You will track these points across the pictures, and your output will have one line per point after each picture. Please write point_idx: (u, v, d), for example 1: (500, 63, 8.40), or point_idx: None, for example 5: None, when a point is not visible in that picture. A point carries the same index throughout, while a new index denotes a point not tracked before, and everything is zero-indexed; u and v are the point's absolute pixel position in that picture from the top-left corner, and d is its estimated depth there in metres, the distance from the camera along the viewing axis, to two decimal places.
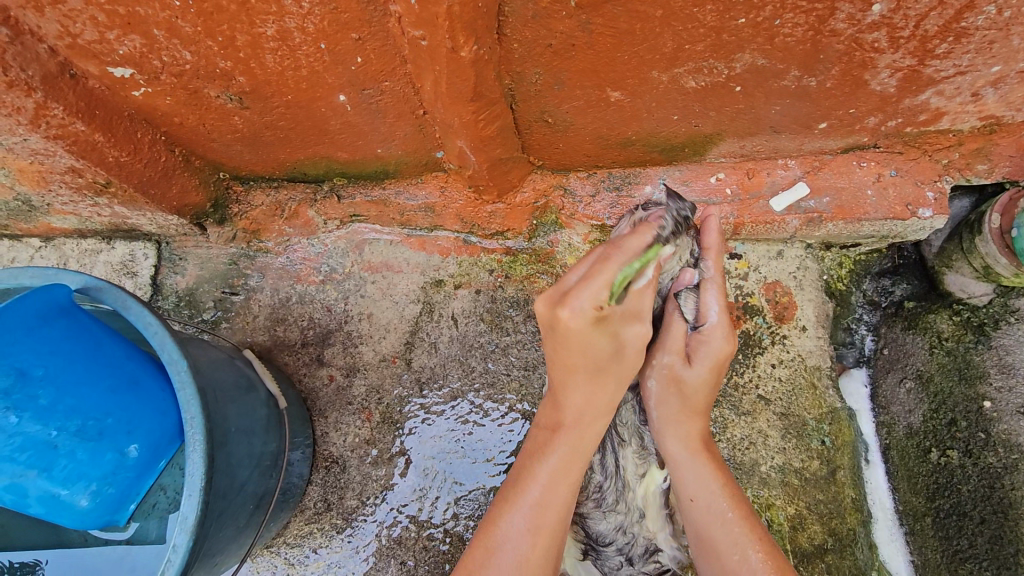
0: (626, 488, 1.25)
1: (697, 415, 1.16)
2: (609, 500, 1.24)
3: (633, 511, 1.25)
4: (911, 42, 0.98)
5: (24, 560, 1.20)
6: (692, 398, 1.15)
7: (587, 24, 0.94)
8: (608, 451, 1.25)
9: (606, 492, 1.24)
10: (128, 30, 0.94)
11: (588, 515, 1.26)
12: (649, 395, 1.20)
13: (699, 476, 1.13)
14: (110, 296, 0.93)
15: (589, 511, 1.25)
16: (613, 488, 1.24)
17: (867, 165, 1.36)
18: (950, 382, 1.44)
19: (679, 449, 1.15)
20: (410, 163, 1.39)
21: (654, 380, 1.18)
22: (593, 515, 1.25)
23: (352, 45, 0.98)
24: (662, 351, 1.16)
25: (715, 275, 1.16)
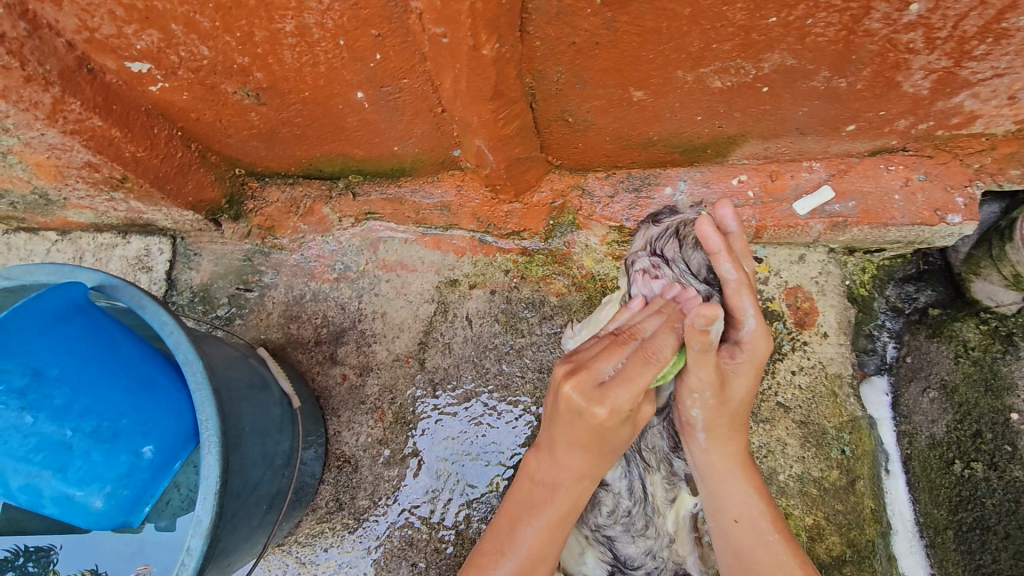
0: (655, 512, 1.21)
1: (737, 430, 1.13)
2: (638, 525, 1.19)
3: (663, 535, 1.22)
4: (948, 43, 0.94)
5: (38, 544, 1.19)
6: (737, 410, 1.11)
7: (612, 22, 0.92)
8: (635, 475, 1.20)
9: (635, 517, 1.19)
10: (145, 25, 0.92)
11: (617, 538, 1.20)
12: (693, 421, 1.12)
13: (739, 494, 1.11)
14: (125, 294, 0.93)
15: (617, 535, 1.20)
16: (641, 513, 1.20)
17: (895, 168, 1.32)
18: (976, 394, 1.43)
19: (721, 468, 1.12)
20: (427, 161, 1.37)
21: (699, 410, 1.10)
22: (621, 539, 1.20)
23: (371, 41, 0.96)
24: (698, 376, 1.04)
25: (737, 276, 1.04)
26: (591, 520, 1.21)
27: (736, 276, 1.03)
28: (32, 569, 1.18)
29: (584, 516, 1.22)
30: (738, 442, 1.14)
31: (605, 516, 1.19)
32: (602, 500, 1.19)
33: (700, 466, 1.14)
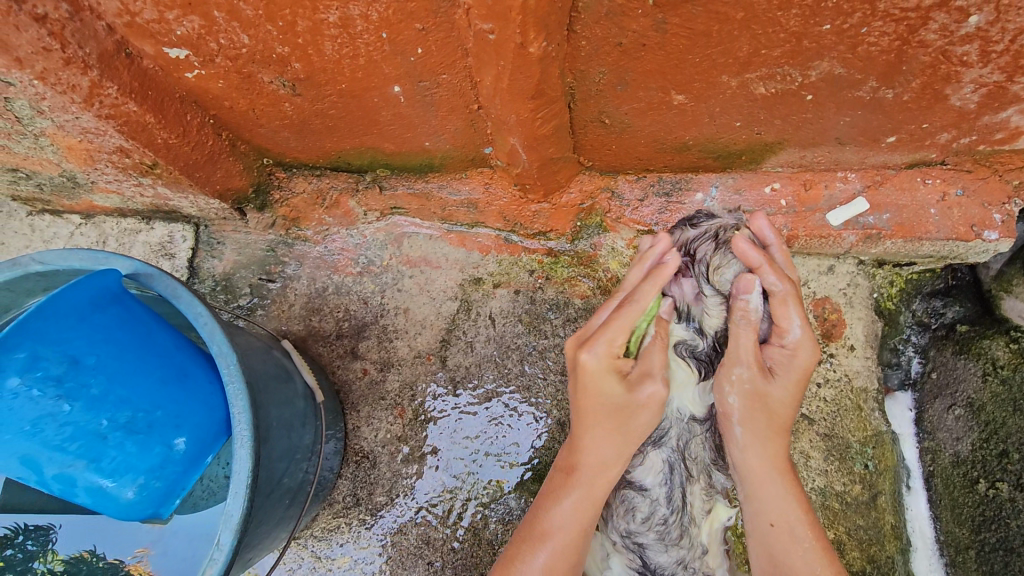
0: (691, 523, 1.19)
1: (778, 432, 1.11)
2: (673, 534, 1.18)
3: (696, 546, 1.20)
4: (1003, 57, 0.92)
5: (39, 523, 1.19)
6: (775, 413, 1.10)
7: (662, 24, 0.90)
8: (676, 485, 1.18)
9: (671, 527, 1.17)
10: (188, 11, 0.91)
11: (648, 546, 1.18)
12: (728, 412, 1.12)
13: (776, 498, 1.09)
14: (160, 283, 0.92)
15: (649, 542, 1.18)
16: (678, 523, 1.18)
17: (932, 182, 1.30)
18: (1003, 412, 1.36)
19: (760, 470, 1.10)
20: (456, 157, 1.35)
21: (735, 397, 1.10)
22: (653, 547, 1.18)
23: (414, 35, 0.95)
24: (737, 365, 1.08)
25: (782, 287, 1.06)
26: (622, 526, 1.20)
27: (782, 285, 1.05)
28: (30, 546, 1.18)
29: (615, 521, 1.21)
30: (780, 444, 1.12)
31: (639, 522, 1.18)
32: (637, 505, 1.18)
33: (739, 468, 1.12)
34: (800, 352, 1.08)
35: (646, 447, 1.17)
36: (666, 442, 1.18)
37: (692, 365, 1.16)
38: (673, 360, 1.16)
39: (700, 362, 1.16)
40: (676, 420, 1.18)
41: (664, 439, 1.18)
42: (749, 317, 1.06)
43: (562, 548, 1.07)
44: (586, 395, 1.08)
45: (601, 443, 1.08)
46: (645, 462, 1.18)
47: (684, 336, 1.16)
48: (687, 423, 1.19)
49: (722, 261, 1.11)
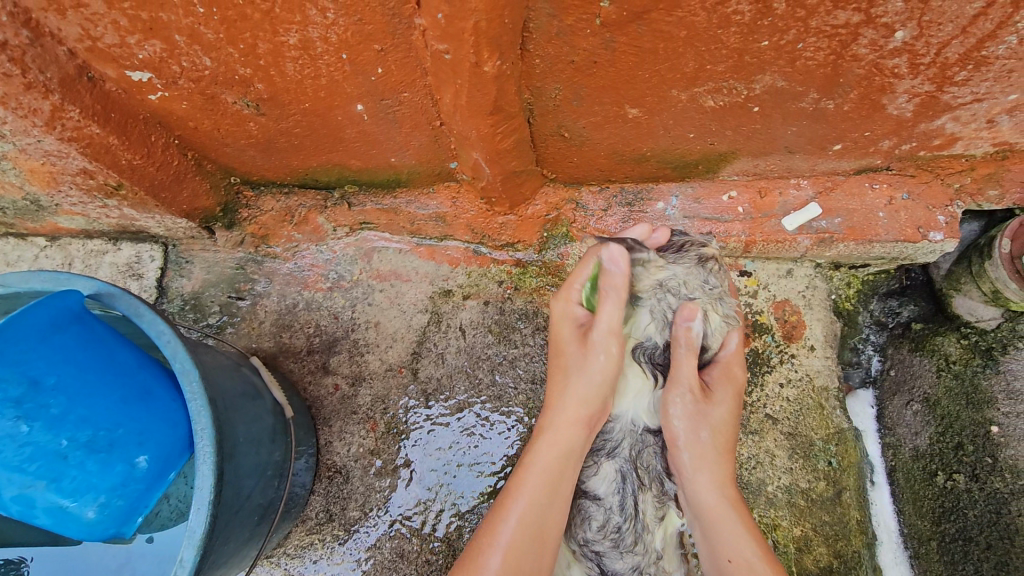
0: (645, 529, 1.19)
1: (723, 459, 1.19)
2: (628, 541, 1.17)
3: (651, 552, 1.20)
4: (931, 69, 0.98)
5: (9, 557, 1.17)
6: (718, 434, 1.20)
7: (611, 42, 0.94)
8: (629, 493, 1.19)
9: (624, 534, 1.17)
10: (149, 35, 0.93)
11: (605, 554, 1.18)
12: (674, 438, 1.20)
13: (733, 537, 1.12)
14: (121, 303, 0.92)
15: (605, 551, 1.18)
16: (631, 530, 1.18)
17: (879, 186, 1.36)
18: (957, 407, 1.42)
19: (715, 505, 1.15)
20: (422, 172, 1.39)
21: (679, 420, 1.19)
22: (609, 555, 1.18)
23: (373, 56, 0.98)
24: (681, 386, 1.20)
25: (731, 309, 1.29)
26: (580, 535, 1.20)
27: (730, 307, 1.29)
28: None
29: (573, 530, 1.21)
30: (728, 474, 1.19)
31: (594, 531, 1.18)
32: (592, 514, 1.19)
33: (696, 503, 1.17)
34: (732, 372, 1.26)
35: (598, 457, 1.22)
36: (619, 451, 1.21)
37: (648, 369, 1.23)
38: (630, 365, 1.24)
39: (654, 364, 1.24)
40: (630, 431, 1.23)
41: (616, 450, 1.22)
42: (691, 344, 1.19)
43: (529, 516, 1.07)
44: (554, 360, 1.24)
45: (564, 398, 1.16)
46: (598, 471, 1.21)
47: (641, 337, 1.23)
48: (640, 433, 1.24)
49: (662, 269, 1.20)
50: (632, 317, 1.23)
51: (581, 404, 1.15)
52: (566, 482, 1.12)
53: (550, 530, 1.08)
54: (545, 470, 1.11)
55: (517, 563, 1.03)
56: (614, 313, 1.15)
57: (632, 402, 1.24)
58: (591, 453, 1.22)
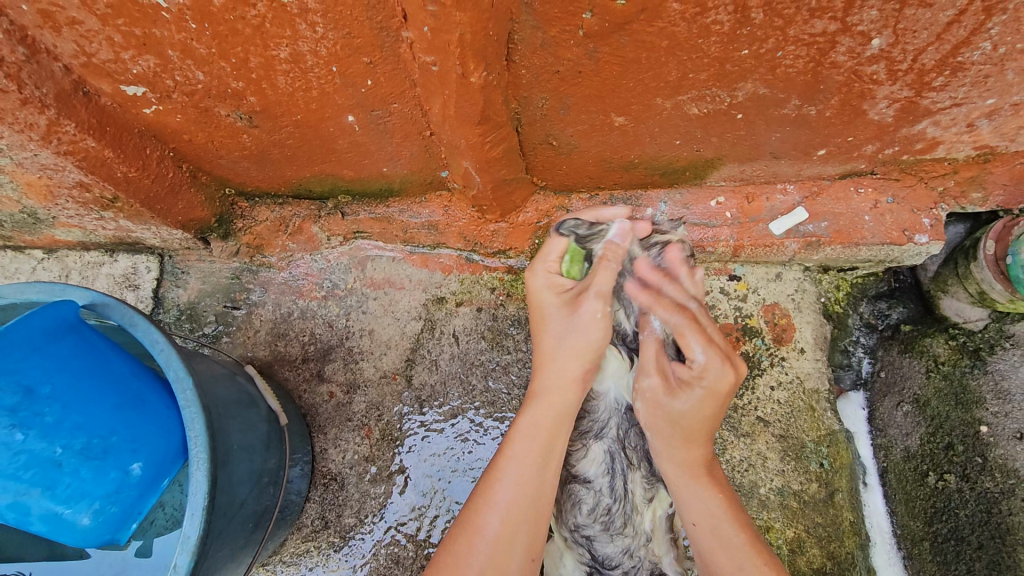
0: (634, 511, 1.20)
1: (692, 441, 1.13)
2: (618, 523, 1.19)
3: (640, 534, 1.20)
4: (909, 75, 1.00)
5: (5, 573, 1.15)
6: (683, 423, 1.12)
7: (594, 52, 0.97)
8: (618, 474, 1.20)
9: (614, 515, 1.19)
10: (143, 50, 0.95)
11: (596, 538, 1.20)
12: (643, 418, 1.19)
13: (697, 508, 1.12)
14: (116, 312, 0.95)
15: (596, 534, 1.19)
16: (621, 511, 1.20)
17: (864, 191, 1.38)
18: (947, 407, 1.44)
19: (682, 476, 1.14)
20: (415, 181, 1.41)
21: (642, 405, 1.17)
22: (600, 538, 1.19)
23: (363, 68, 1.00)
24: (642, 374, 1.17)
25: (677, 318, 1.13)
26: (571, 520, 1.21)
27: (678, 319, 1.13)
28: None
29: (564, 516, 1.22)
30: (699, 450, 1.14)
31: (585, 515, 1.19)
32: (583, 498, 1.20)
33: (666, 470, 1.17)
34: (710, 373, 1.09)
35: (587, 440, 1.22)
36: (607, 432, 1.22)
37: (624, 352, 1.22)
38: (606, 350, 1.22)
39: (631, 350, 1.22)
40: (615, 410, 1.22)
41: (604, 431, 1.22)
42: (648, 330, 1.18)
43: (524, 479, 1.07)
44: (534, 324, 1.20)
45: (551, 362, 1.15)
46: (588, 454, 1.21)
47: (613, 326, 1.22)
48: (625, 412, 1.23)
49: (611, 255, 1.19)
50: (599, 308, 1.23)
51: (569, 366, 1.13)
52: (559, 443, 1.12)
53: (546, 491, 1.08)
54: (536, 433, 1.10)
55: (513, 526, 1.04)
56: (606, 278, 1.12)
57: (611, 380, 1.22)
58: (580, 437, 1.22)
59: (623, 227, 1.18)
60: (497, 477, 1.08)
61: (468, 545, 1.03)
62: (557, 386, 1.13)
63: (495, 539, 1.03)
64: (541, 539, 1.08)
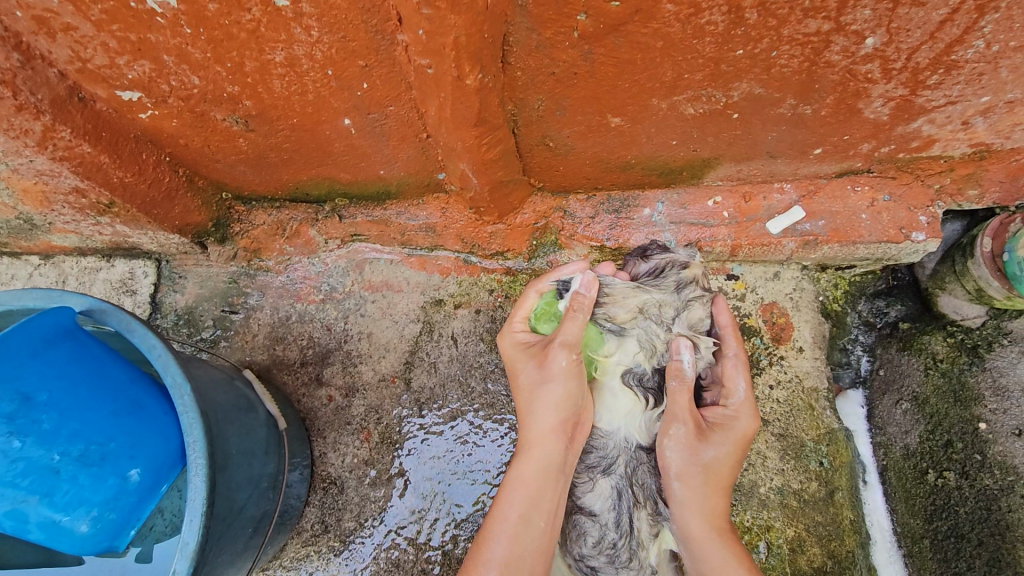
0: (640, 546, 1.18)
1: (718, 491, 1.14)
2: (623, 557, 1.18)
3: (646, 567, 1.20)
4: (903, 74, 1.00)
5: None
6: (712, 472, 1.14)
7: (589, 54, 0.97)
8: (624, 509, 1.18)
9: (619, 550, 1.17)
10: (138, 56, 0.95)
11: (600, 569, 1.19)
12: (665, 467, 1.15)
13: (714, 564, 1.09)
14: (113, 318, 0.94)
15: (601, 565, 1.19)
16: (626, 546, 1.17)
17: (861, 189, 1.39)
18: (945, 404, 1.44)
19: (699, 528, 1.12)
20: (412, 184, 1.41)
21: (671, 451, 1.14)
22: (605, 569, 1.19)
23: (358, 71, 1.00)
24: (675, 422, 1.14)
25: (734, 352, 1.21)
26: (576, 550, 1.21)
27: (735, 350, 1.20)
28: None
29: (569, 546, 1.22)
30: (716, 501, 1.14)
31: (590, 547, 1.19)
32: (587, 530, 1.19)
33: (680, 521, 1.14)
34: (739, 419, 1.17)
35: (595, 474, 1.20)
36: (615, 469, 1.19)
37: (639, 392, 1.19)
38: (621, 390, 1.19)
39: (646, 389, 1.19)
40: (624, 448, 1.20)
41: (612, 467, 1.19)
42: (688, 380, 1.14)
43: (515, 536, 1.06)
44: (513, 381, 1.20)
45: (530, 414, 1.13)
46: (594, 488, 1.19)
47: (630, 364, 1.19)
48: (633, 450, 1.20)
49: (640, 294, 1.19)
50: (619, 346, 1.19)
51: (548, 416, 1.11)
52: (549, 495, 1.10)
53: (537, 546, 1.07)
54: (524, 488, 1.09)
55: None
56: (572, 330, 1.10)
57: (622, 420, 1.20)
58: (587, 470, 1.20)
59: (585, 278, 1.15)
60: (489, 535, 1.07)
61: None
62: (540, 438, 1.12)
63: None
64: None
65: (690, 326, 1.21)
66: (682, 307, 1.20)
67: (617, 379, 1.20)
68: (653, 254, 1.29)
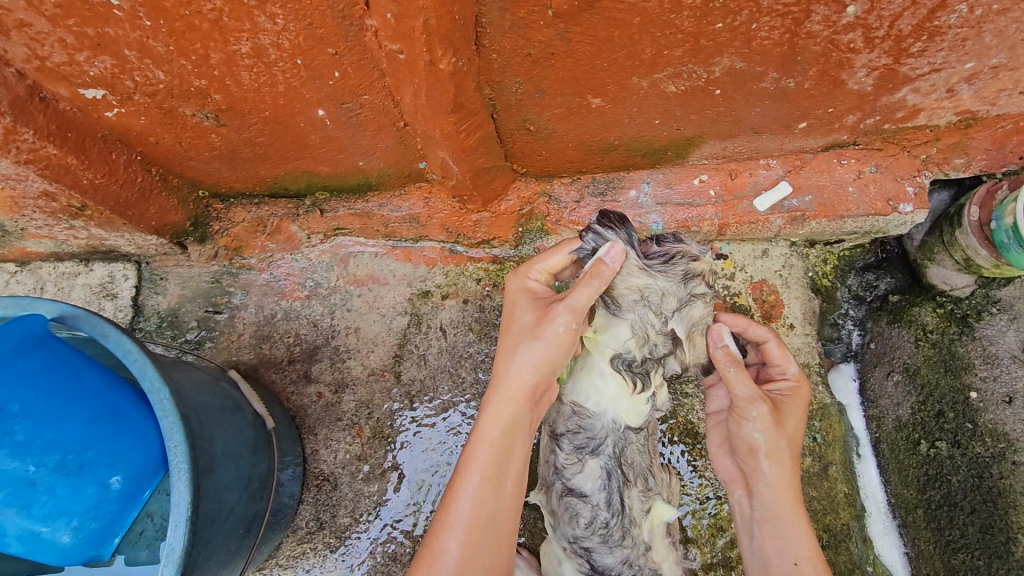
0: (632, 523, 1.21)
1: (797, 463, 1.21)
2: (616, 536, 1.20)
3: (639, 544, 1.22)
4: (886, 42, 0.98)
5: None
6: (793, 444, 1.20)
7: (565, 33, 0.94)
8: (615, 489, 1.20)
9: (612, 529, 1.20)
10: (98, 51, 0.92)
11: (594, 549, 1.21)
12: (752, 453, 1.19)
13: (796, 535, 1.15)
14: (87, 323, 0.91)
15: (595, 546, 1.21)
16: (619, 524, 1.20)
17: (847, 162, 1.37)
18: (936, 374, 1.44)
19: (782, 504, 1.18)
20: (393, 175, 1.37)
21: (757, 432, 1.18)
22: (598, 550, 1.21)
23: (328, 60, 0.97)
24: (753, 403, 1.18)
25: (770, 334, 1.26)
26: (569, 532, 1.22)
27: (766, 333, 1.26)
28: None
29: (561, 528, 1.23)
30: (795, 479, 1.20)
31: (583, 527, 1.20)
32: (580, 511, 1.20)
33: (763, 500, 1.19)
34: (803, 386, 1.24)
35: (583, 455, 1.20)
36: (603, 449, 1.20)
37: (628, 377, 1.16)
38: (610, 373, 1.16)
39: (634, 373, 1.16)
40: (612, 429, 1.20)
41: (601, 448, 1.20)
42: (734, 357, 1.19)
43: (481, 497, 1.04)
44: (505, 323, 1.14)
45: (505, 369, 1.07)
46: (583, 469, 1.20)
47: (620, 349, 1.14)
48: (622, 431, 1.21)
49: (643, 278, 1.08)
50: (610, 327, 1.14)
51: (519, 377, 1.06)
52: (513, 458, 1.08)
53: (505, 505, 1.07)
54: (489, 449, 1.06)
55: (473, 546, 1.02)
56: (583, 296, 1.02)
57: (610, 403, 1.18)
58: (575, 452, 1.20)
59: (616, 248, 1.03)
60: (454, 496, 1.05)
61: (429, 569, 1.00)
62: (511, 396, 1.07)
63: (456, 564, 1.00)
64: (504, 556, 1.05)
65: (688, 323, 1.15)
66: (686, 300, 1.12)
67: (606, 362, 1.16)
68: (666, 239, 1.14)
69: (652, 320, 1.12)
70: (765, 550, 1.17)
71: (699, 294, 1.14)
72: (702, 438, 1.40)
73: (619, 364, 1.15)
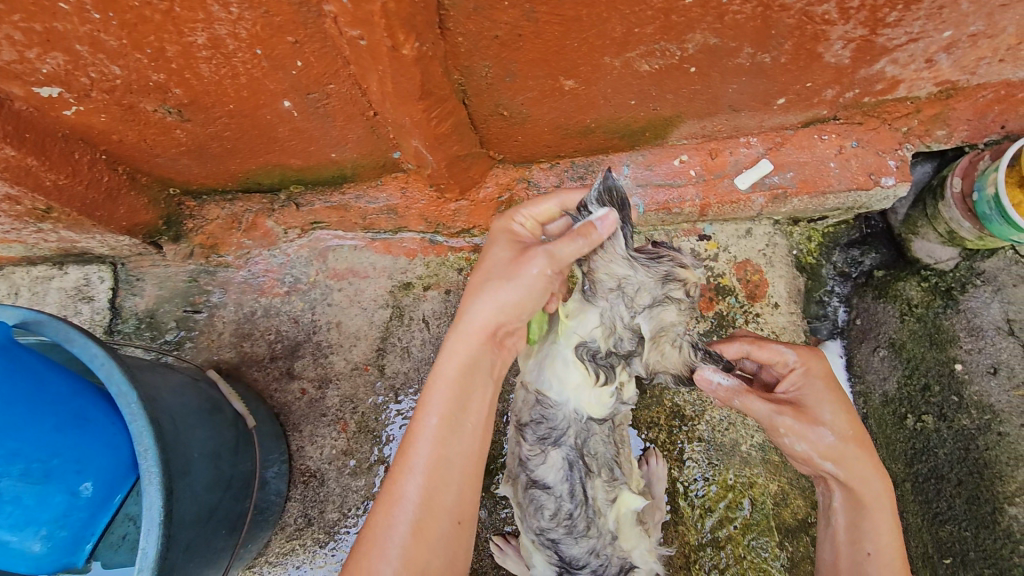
0: (597, 514, 1.21)
1: (862, 446, 1.14)
2: (580, 526, 1.20)
3: (605, 533, 1.23)
4: (861, 13, 0.96)
5: None
6: (840, 432, 1.13)
7: (532, 13, 0.91)
8: (577, 480, 1.19)
9: (576, 520, 1.20)
10: (48, 47, 0.88)
11: (560, 540, 1.21)
12: (808, 457, 1.15)
13: (876, 524, 1.13)
14: (50, 328, 0.89)
15: (560, 537, 1.21)
16: (583, 515, 1.20)
17: (828, 138, 1.35)
18: (921, 348, 1.44)
19: (862, 493, 1.13)
20: (367, 165, 1.33)
21: (799, 444, 1.15)
22: (565, 541, 1.21)
23: (289, 48, 0.94)
24: (775, 418, 1.15)
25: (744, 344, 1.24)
26: (536, 524, 1.22)
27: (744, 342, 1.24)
28: None
29: (529, 521, 1.23)
30: (869, 463, 1.14)
31: (548, 519, 1.20)
32: (543, 503, 1.20)
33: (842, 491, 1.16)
34: (812, 366, 1.18)
35: (546, 446, 1.19)
36: (564, 440, 1.18)
37: (590, 367, 1.13)
38: (572, 361, 1.13)
39: (598, 365, 1.13)
40: (574, 420, 1.18)
41: (563, 439, 1.18)
42: (732, 389, 1.16)
43: (441, 439, 1.01)
44: (480, 262, 1.11)
45: (468, 308, 1.04)
46: (546, 460, 1.19)
47: (586, 337, 1.11)
48: (585, 421, 1.19)
49: (625, 268, 1.03)
50: (580, 312, 1.12)
51: (481, 317, 1.03)
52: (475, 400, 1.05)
53: (466, 448, 1.03)
54: (449, 388, 1.03)
55: (434, 487, 0.99)
56: (566, 249, 0.98)
57: (571, 393, 1.16)
58: (538, 442, 1.19)
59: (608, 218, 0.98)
60: (412, 438, 1.00)
61: (389, 515, 0.97)
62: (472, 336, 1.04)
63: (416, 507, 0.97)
64: (468, 500, 1.03)
65: (657, 324, 1.09)
66: (660, 299, 1.07)
67: (571, 349, 1.13)
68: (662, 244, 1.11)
69: (622, 312, 1.08)
70: (842, 540, 1.16)
71: (675, 298, 1.08)
72: (688, 420, 1.41)
73: (582, 353, 1.12)
